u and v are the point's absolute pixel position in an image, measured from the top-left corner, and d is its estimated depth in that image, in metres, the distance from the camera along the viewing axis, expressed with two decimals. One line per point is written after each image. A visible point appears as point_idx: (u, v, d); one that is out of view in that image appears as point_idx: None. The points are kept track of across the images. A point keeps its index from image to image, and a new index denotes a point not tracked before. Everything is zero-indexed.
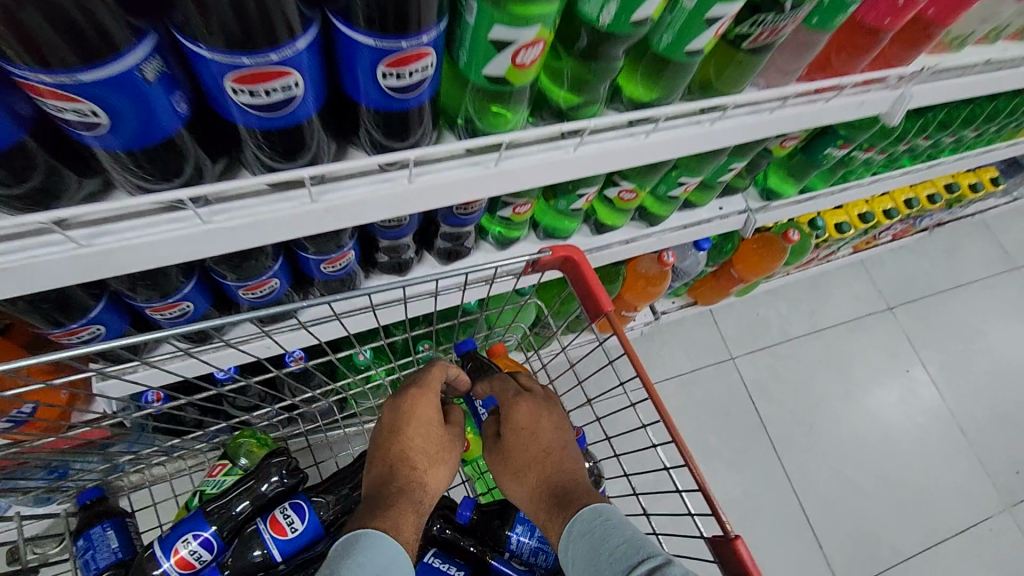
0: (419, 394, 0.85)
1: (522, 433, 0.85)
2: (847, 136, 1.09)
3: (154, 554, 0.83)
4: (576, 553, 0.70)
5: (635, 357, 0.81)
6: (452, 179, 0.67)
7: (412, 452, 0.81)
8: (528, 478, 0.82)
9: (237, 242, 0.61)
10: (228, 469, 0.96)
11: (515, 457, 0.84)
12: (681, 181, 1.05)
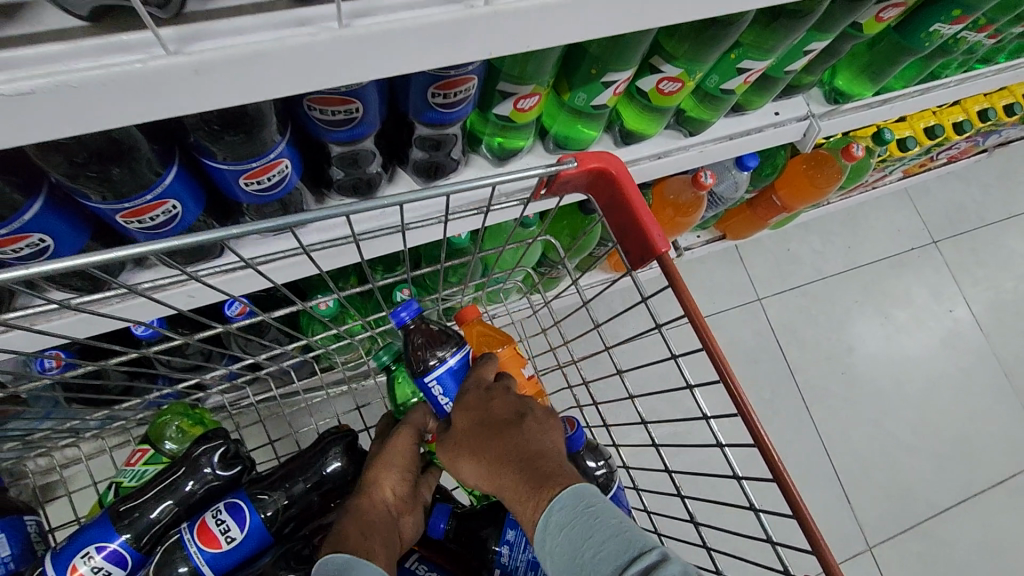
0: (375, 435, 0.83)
1: (477, 413, 0.66)
2: (966, 5, 0.80)
3: (43, 572, 0.68)
4: (554, 547, 0.52)
5: (691, 305, 0.62)
6: (415, 24, 0.40)
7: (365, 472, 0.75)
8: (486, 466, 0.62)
9: (47, 130, 0.36)
10: (149, 456, 0.81)
11: (470, 442, 0.64)
12: (742, 68, 0.77)
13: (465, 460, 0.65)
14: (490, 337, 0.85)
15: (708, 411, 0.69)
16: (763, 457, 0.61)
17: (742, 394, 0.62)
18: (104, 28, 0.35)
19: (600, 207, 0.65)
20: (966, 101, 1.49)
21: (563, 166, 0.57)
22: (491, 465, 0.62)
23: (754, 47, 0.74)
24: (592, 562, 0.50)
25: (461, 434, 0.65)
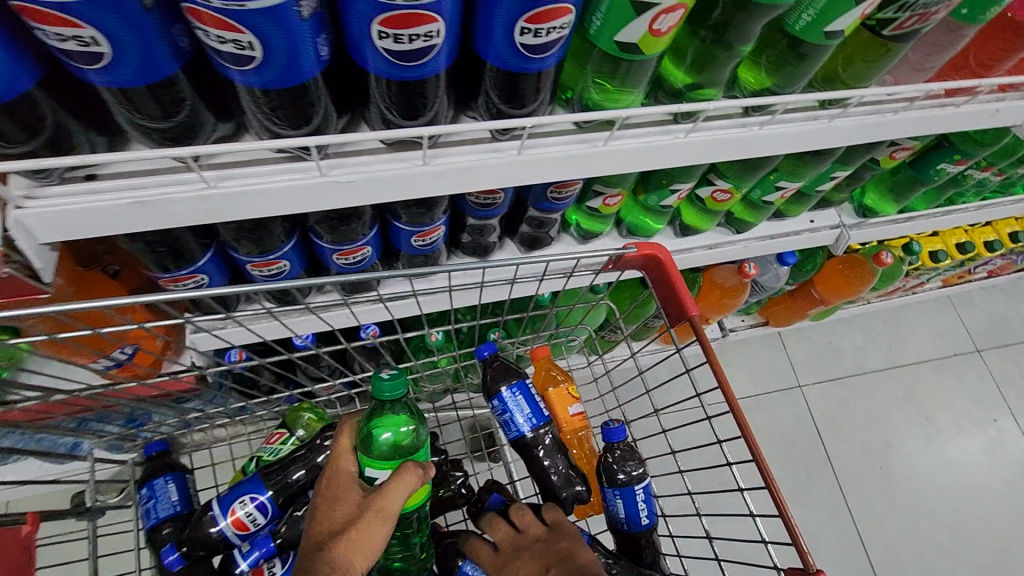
0: (333, 466, 0.73)
1: (543, 549, 0.74)
2: (965, 152, 1.01)
3: (211, 511, 0.85)
4: None
5: (717, 366, 0.76)
6: (560, 154, 0.65)
7: (321, 526, 0.67)
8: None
9: (347, 200, 0.61)
10: (285, 438, 0.95)
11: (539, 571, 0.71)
12: (779, 186, 0.99)
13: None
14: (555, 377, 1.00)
15: (734, 459, 0.77)
16: (768, 491, 0.69)
17: (750, 426, 0.72)
18: (393, 149, 0.62)
19: (651, 282, 0.84)
20: (997, 223, 1.65)
21: (625, 250, 0.79)
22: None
23: (789, 173, 0.96)
24: None
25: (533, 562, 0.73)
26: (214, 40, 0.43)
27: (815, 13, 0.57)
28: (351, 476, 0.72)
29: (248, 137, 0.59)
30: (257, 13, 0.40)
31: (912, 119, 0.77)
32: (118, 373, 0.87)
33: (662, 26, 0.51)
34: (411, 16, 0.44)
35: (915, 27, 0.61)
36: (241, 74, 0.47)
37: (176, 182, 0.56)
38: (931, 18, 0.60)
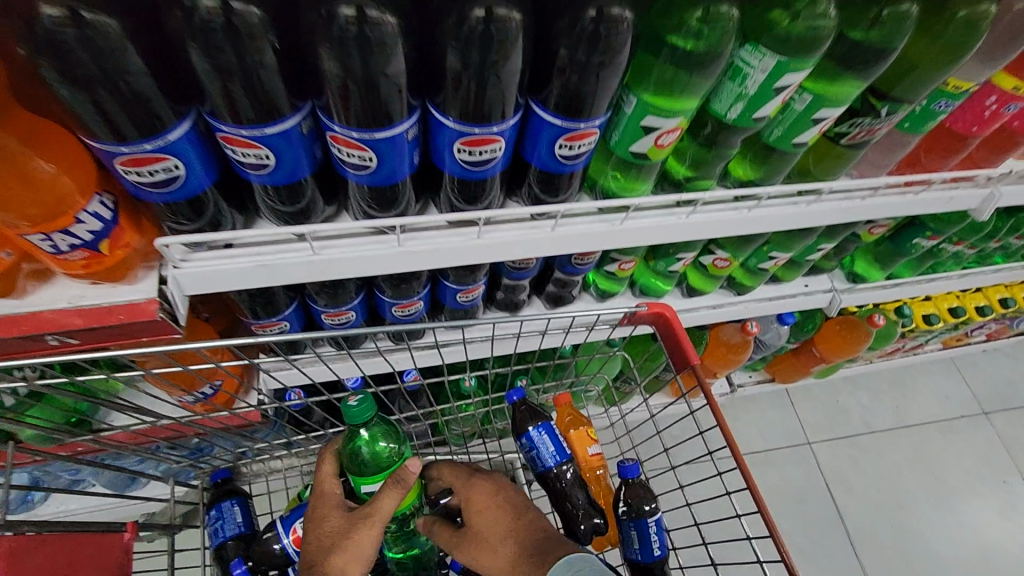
0: (319, 494, 0.81)
1: (486, 508, 0.77)
2: (935, 229, 1.16)
3: (275, 529, 0.97)
4: None
5: (716, 407, 0.86)
6: (585, 231, 0.81)
7: (313, 549, 0.75)
8: (507, 541, 0.74)
9: (416, 265, 0.77)
10: None
11: (489, 534, 0.75)
12: (772, 255, 1.14)
13: (481, 549, 0.75)
14: (578, 423, 1.13)
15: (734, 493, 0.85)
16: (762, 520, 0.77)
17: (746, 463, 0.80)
18: (453, 226, 0.78)
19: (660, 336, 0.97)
20: (988, 290, 1.77)
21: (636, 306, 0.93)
22: (513, 546, 0.73)
23: (779, 244, 1.11)
24: None
25: (478, 526, 0.76)
26: (344, 155, 0.60)
27: (784, 129, 0.72)
28: (334, 498, 0.80)
29: (344, 216, 0.76)
30: (379, 140, 0.58)
31: (876, 205, 0.93)
32: (202, 405, 1.01)
33: (664, 141, 0.68)
34: (483, 139, 0.61)
35: (865, 138, 0.77)
36: (356, 176, 0.64)
37: (290, 250, 0.72)
38: (876, 132, 0.76)
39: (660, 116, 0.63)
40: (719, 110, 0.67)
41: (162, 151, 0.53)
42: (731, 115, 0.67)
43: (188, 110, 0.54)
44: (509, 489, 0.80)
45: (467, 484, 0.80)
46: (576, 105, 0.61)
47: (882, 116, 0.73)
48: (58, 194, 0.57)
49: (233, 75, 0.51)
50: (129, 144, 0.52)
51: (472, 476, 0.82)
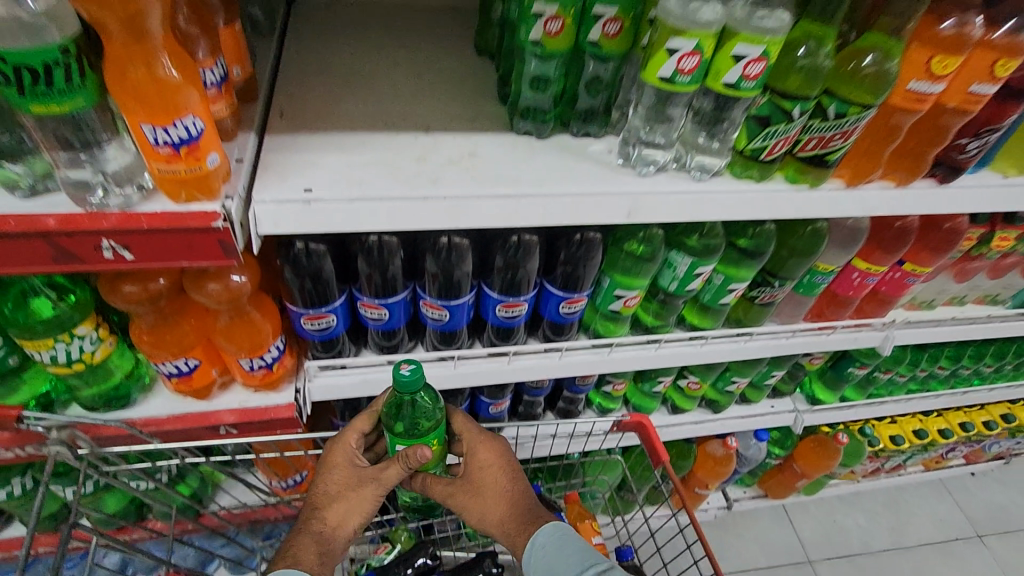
0: (337, 441, 0.91)
1: (488, 467, 0.94)
2: (862, 359, 1.48)
3: None
4: (538, 561, 0.85)
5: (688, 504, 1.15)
6: (583, 360, 1.13)
7: (322, 493, 0.88)
8: (499, 501, 0.93)
9: (461, 382, 1.08)
10: (388, 549, 1.31)
11: (486, 490, 0.93)
12: (734, 379, 1.46)
13: (475, 500, 0.93)
14: (584, 518, 1.38)
15: None
16: None
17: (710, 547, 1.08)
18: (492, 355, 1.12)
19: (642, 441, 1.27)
20: (948, 415, 2.01)
21: (622, 419, 1.22)
22: (505, 507, 0.93)
23: (738, 370, 1.44)
24: (570, 556, 0.83)
25: (479, 482, 0.93)
26: (429, 312, 0.97)
27: (712, 293, 1.08)
28: (353, 451, 0.89)
29: (418, 348, 1.11)
30: (452, 304, 0.95)
31: (798, 343, 1.22)
32: (288, 492, 1.29)
33: (630, 303, 1.04)
34: (514, 303, 0.98)
35: (771, 299, 1.13)
36: (433, 323, 1.01)
37: (371, 369, 1.03)
38: (777, 295, 1.12)
39: (626, 287, 1.00)
40: (665, 283, 1.04)
41: (328, 311, 0.91)
42: (673, 285, 1.03)
43: (344, 288, 0.93)
44: (507, 454, 0.96)
45: (476, 443, 0.95)
46: (573, 283, 0.99)
47: (776, 285, 1.09)
48: (255, 328, 0.91)
49: (376, 268, 0.90)
50: (311, 308, 0.90)
51: (481, 435, 0.95)
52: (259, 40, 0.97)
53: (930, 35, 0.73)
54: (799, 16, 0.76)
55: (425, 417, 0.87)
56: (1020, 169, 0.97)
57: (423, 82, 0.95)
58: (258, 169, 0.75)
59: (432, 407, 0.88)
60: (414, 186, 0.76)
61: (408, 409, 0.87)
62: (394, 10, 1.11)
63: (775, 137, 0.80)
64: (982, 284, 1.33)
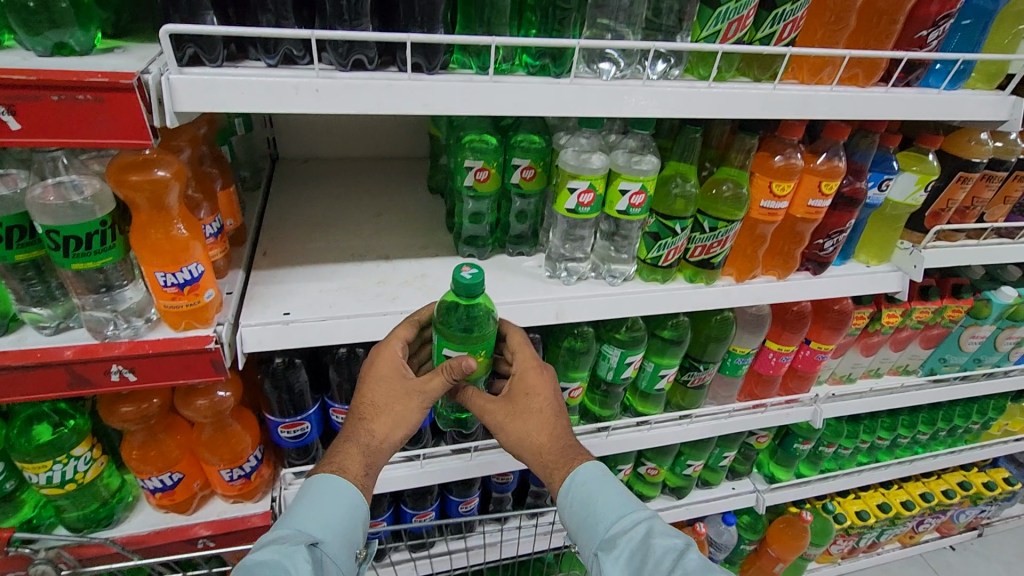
0: (383, 348, 0.85)
1: (534, 394, 0.86)
2: (804, 434, 1.60)
3: None
4: (577, 496, 0.81)
5: None
6: None
7: (367, 404, 0.83)
8: (543, 430, 0.84)
9: (426, 480, 1.16)
10: None
11: (529, 414, 0.85)
12: (689, 462, 1.56)
13: (518, 425, 0.86)
14: None
15: None
16: None
17: None
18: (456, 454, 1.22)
19: None
20: (907, 486, 2.09)
21: None
22: (547, 437, 0.85)
23: (691, 453, 1.54)
24: (611, 499, 0.80)
25: (523, 406, 0.85)
26: None
27: (647, 380, 1.23)
28: (398, 362, 0.83)
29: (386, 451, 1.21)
30: None
31: (736, 421, 1.34)
32: None
33: (573, 393, 1.16)
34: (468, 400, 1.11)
35: (701, 382, 1.27)
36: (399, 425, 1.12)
37: None
38: (705, 378, 1.27)
39: (567, 380, 1.14)
40: (604, 375, 1.18)
41: (303, 418, 1.02)
42: (610, 375, 1.17)
43: (318, 397, 1.05)
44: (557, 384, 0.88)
45: (527, 367, 0.87)
46: None
47: (702, 369, 1.25)
48: (236, 439, 1.01)
49: (346, 376, 1.03)
50: (287, 416, 1.01)
51: (530, 358, 0.88)
52: (249, 195, 1.17)
53: (766, 167, 0.97)
54: (669, 159, 1.00)
55: (479, 327, 0.85)
56: (881, 258, 1.17)
57: (384, 220, 1.16)
58: (245, 300, 0.90)
59: (485, 315, 0.86)
60: (376, 305, 0.92)
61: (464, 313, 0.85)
62: (360, 165, 1.34)
63: (665, 247, 0.99)
64: (891, 356, 1.50)
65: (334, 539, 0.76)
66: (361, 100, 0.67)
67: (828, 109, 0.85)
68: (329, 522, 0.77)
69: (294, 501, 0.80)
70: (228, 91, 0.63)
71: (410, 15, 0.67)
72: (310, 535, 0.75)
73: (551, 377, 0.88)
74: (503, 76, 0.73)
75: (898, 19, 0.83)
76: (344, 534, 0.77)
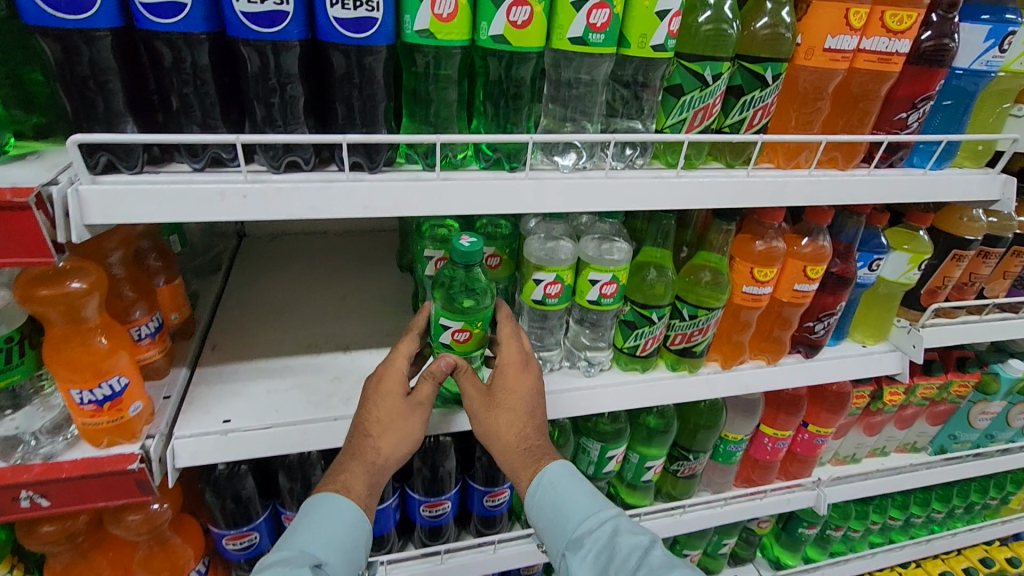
0: (386, 367, 0.81)
1: (509, 393, 0.78)
2: (809, 518, 1.48)
3: None
4: (543, 497, 0.76)
5: None
6: (519, 554, 1.11)
7: (372, 420, 0.78)
8: (512, 429, 0.77)
9: None
10: None
11: (502, 411, 0.77)
12: (686, 551, 1.44)
13: (489, 419, 0.78)
14: None
15: None
16: None
17: None
18: None
19: None
20: (926, 565, 1.94)
21: None
22: (516, 436, 0.77)
23: (686, 541, 1.42)
24: (578, 498, 0.76)
25: (498, 402, 0.77)
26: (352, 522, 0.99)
27: (632, 472, 1.14)
28: (401, 381, 0.79)
29: None
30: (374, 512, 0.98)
31: (733, 510, 1.23)
32: None
33: None
34: (435, 501, 1.01)
35: (692, 471, 1.17)
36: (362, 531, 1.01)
37: None
38: (696, 467, 1.17)
39: None
40: (586, 469, 1.09)
41: (251, 529, 0.91)
42: (591, 470, 1.08)
43: (268, 504, 0.95)
44: (539, 383, 0.81)
45: (507, 362, 0.79)
46: (492, 477, 1.03)
47: (692, 458, 1.15)
48: (175, 554, 0.91)
49: (298, 480, 0.94)
50: (232, 528, 0.90)
51: (513, 353, 0.80)
52: (207, 276, 1.11)
53: (747, 252, 0.91)
54: (643, 244, 0.94)
55: (477, 295, 0.81)
56: (878, 337, 1.10)
57: (349, 304, 1.09)
58: (185, 403, 0.83)
59: (484, 289, 0.81)
60: (326, 408, 0.85)
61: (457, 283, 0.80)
62: (330, 241, 1.29)
63: (643, 336, 0.92)
64: (896, 434, 1.40)
65: (336, 560, 0.73)
66: (293, 204, 0.62)
67: (807, 196, 0.79)
68: (333, 542, 0.73)
69: (297, 518, 0.76)
70: (145, 201, 0.58)
71: (349, 117, 0.64)
72: (313, 556, 0.72)
73: (534, 377, 0.80)
74: (452, 173, 0.68)
75: (875, 103, 0.78)
76: (346, 555, 0.75)
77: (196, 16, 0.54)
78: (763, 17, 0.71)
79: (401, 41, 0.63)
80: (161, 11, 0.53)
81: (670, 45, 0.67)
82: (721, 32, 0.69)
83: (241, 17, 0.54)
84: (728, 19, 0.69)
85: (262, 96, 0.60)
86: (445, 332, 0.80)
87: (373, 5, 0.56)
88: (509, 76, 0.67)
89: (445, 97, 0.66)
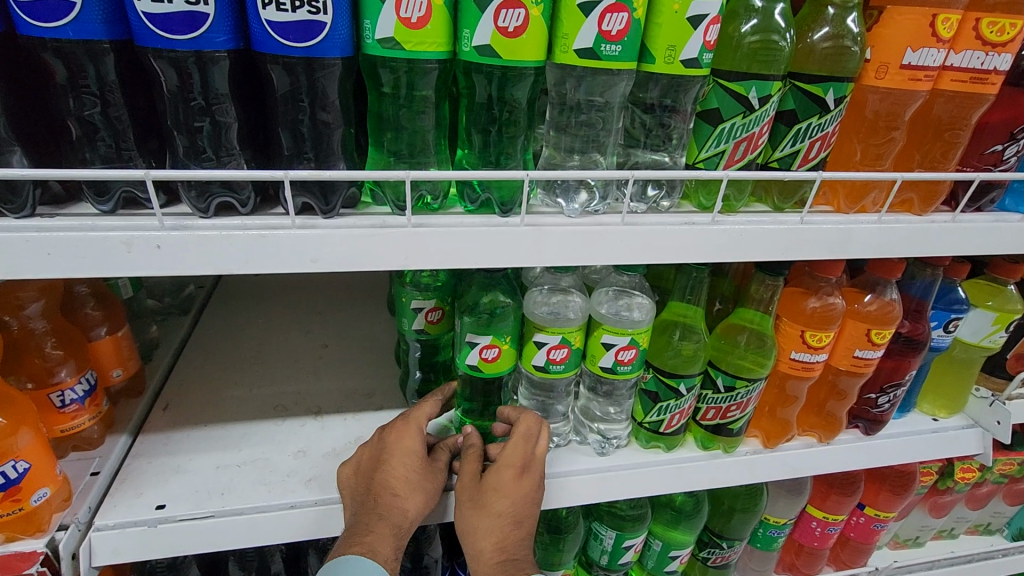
0: (405, 424, 0.70)
1: (501, 497, 0.65)
2: None
3: None
4: None
5: None
6: None
7: (399, 478, 0.65)
8: (489, 535, 0.64)
9: None
10: None
11: (487, 513, 0.65)
12: None
13: (469, 519, 0.65)
14: None
15: None
16: None
17: None
18: None
19: None
20: None
21: None
22: (491, 544, 0.64)
23: None
24: None
25: (486, 501, 0.65)
26: None
27: (654, 560, 0.96)
28: (419, 445, 0.68)
29: None
30: None
31: None
32: None
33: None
34: None
35: (725, 560, 0.99)
36: None
37: None
38: (730, 556, 0.99)
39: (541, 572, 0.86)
40: (597, 557, 0.92)
41: None
42: (603, 559, 0.91)
43: None
44: (538, 491, 0.67)
45: (508, 458, 0.66)
46: None
47: (725, 547, 0.97)
48: None
49: (252, 569, 0.83)
50: None
51: (519, 449, 0.67)
52: (172, 321, 1.00)
53: (797, 310, 0.75)
54: (669, 298, 0.79)
55: (502, 312, 0.71)
56: (952, 410, 0.91)
57: (328, 356, 0.95)
58: (117, 481, 0.69)
59: (506, 312, 0.71)
60: (282, 492, 0.70)
61: (478, 309, 0.72)
62: (316, 280, 1.16)
63: (668, 411, 0.76)
64: (968, 515, 1.19)
65: None
66: (219, 257, 0.49)
67: (875, 245, 0.63)
68: None
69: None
70: (30, 252, 0.46)
71: (297, 148, 0.51)
72: None
73: (533, 483, 0.67)
74: (428, 218, 0.54)
75: (965, 132, 0.63)
76: None
77: (92, 20, 0.42)
78: (823, 26, 0.57)
79: (361, 55, 0.50)
80: (41, 13, 0.41)
81: (706, 60, 0.53)
82: (771, 45, 0.55)
83: (146, 21, 0.42)
84: (780, 29, 0.55)
85: (185, 122, 0.48)
86: (473, 351, 0.69)
87: (318, 6, 0.43)
88: (502, 99, 0.53)
89: (420, 123, 0.54)
